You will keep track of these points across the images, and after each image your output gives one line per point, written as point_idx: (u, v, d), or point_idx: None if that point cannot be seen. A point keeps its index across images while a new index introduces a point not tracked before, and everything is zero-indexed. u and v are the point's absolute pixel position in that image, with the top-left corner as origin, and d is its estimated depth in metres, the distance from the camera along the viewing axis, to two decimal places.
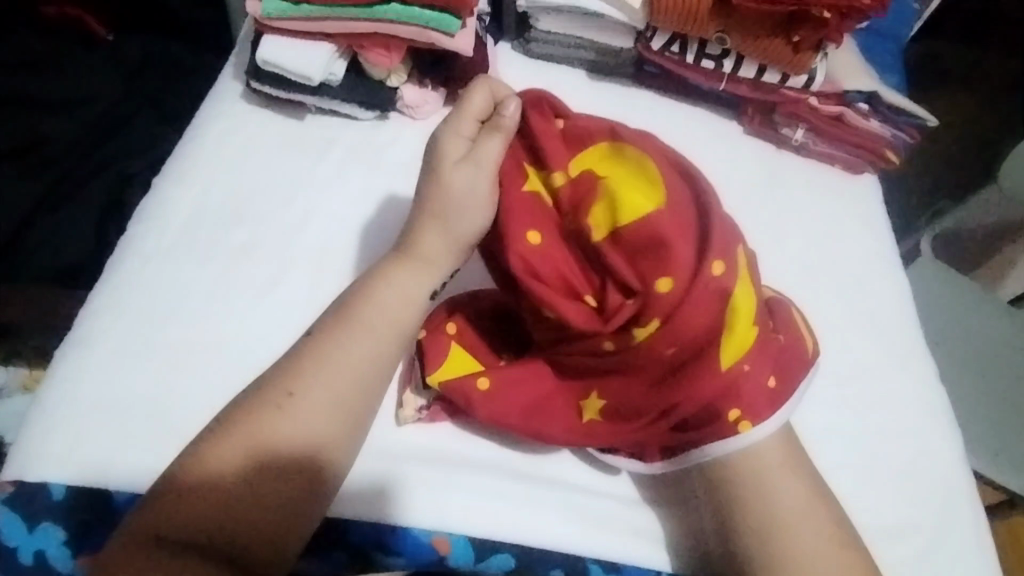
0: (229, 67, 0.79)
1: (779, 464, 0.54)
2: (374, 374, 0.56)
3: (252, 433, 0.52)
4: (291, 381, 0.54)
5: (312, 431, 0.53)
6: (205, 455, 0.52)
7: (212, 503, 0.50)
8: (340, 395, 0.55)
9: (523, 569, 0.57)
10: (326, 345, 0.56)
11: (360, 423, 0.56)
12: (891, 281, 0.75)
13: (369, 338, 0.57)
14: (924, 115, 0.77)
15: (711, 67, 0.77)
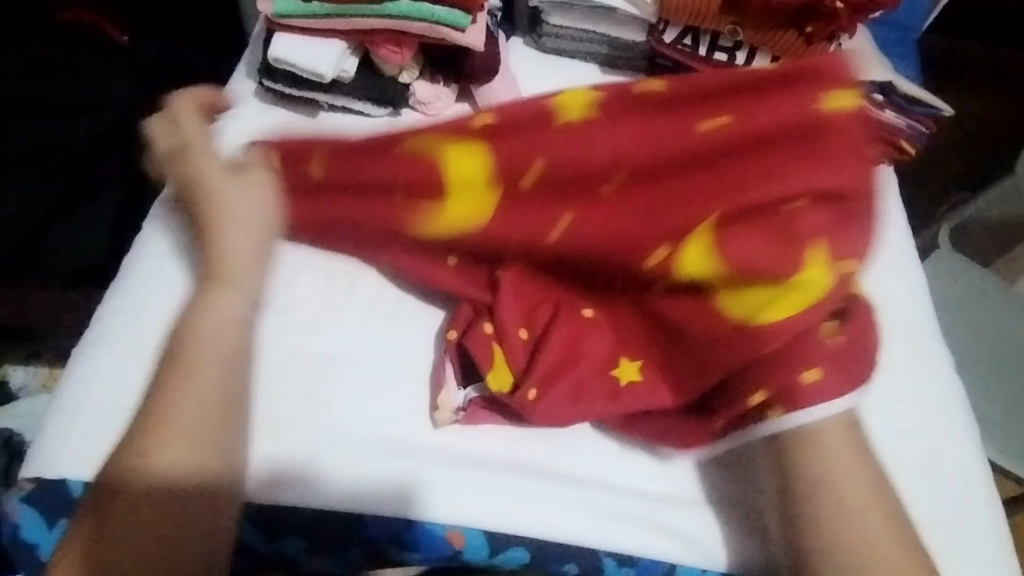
0: (242, 66, 0.79)
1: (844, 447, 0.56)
2: (219, 360, 0.58)
3: (127, 487, 0.54)
4: (166, 416, 0.56)
5: (195, 462, 0.55)
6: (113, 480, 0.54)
7: (116, 521, 0.53)
8: (220, 386, 0.58)
9: (537, 563, 0.59)
10: (148, 419, 0.56)
11: (230, 427, 0.57)
12: (908, 273, 0.74)
13: (208, 355, 0.58)
14: (939, 105, 0.77)
15: (723, 59, 0.76)
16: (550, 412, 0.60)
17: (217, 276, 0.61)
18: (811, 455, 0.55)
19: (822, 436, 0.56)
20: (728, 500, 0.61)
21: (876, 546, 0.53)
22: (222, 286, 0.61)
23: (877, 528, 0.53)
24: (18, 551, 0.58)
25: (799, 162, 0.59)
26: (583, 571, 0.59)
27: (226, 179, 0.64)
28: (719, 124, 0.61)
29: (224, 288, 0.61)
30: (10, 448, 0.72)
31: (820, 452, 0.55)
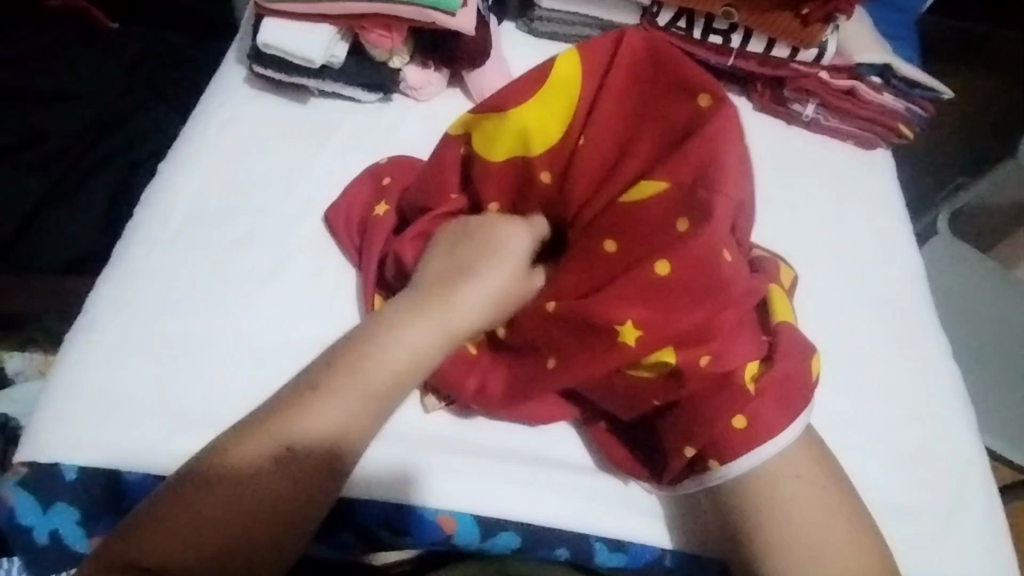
0: (233, 52, 0.79)
1: (793, 480, 0.53)
2: (408, 367, 0.55)
3: (243, 455, 0.50)
4: (301, 400, 0.53)
5: (342, 432, 0.52)
6: (246, 452, 0.50)
7: (238, 509, 0.49)
8: (395, 382, 0.55)
9: (528, 546, 0.59)
10: (350, 372, 0.54)
11: (390, 405, 0.55)
12: (905, 259, 0.74)
13: (414, 359, 0.56)
14: (939, 88, 0.76)
15: (717, 42, 0.76)
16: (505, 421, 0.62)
17: (432, 300, 0.58)
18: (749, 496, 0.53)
19: (762, 482, 0.53)
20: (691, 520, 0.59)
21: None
22: (430, 320, 0.57)
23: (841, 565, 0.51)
24: (13, 536, 0.59)
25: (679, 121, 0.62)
26: (574, 556, 0.59)
27: (513, 256, 0.61)
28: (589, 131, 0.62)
29: (436, 323, 0.57)
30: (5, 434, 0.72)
31: (775, 487, 0.53)
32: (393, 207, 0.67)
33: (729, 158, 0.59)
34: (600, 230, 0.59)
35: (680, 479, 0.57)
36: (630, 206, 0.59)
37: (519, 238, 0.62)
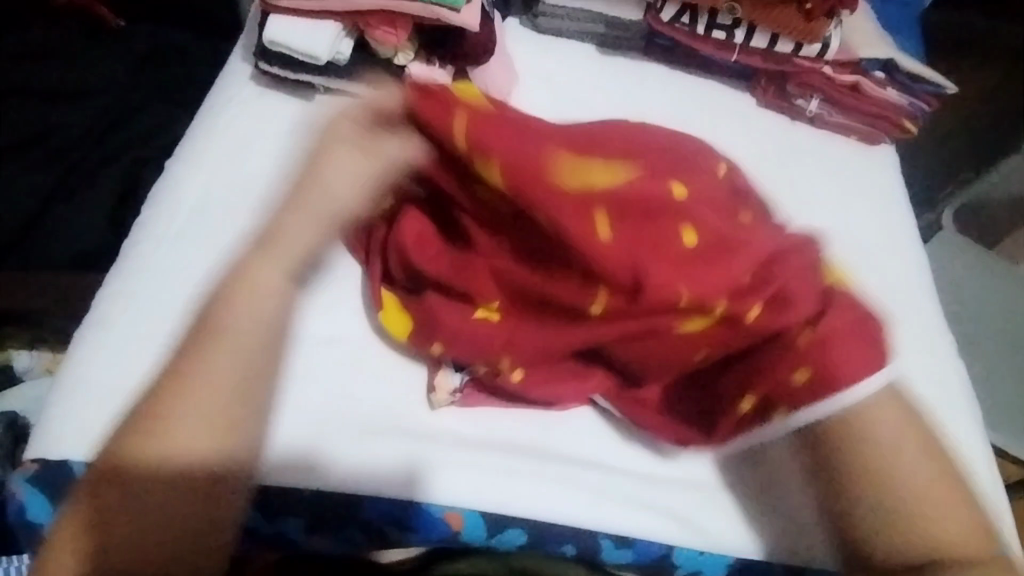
0: (240, 49, 0.79)
1: (889, 420, 0.57)
2: (257, 328, 0.59)
3: (116, 459, 0.54)
4: (176, 379, 0.57)
5: (195, 442, 0.54)
6: (132, 443, 0.54)
7: (169, 530, 0.53)
8: (247, 336, 0.59)
9: (534, 543, 0.59)
10: (205, 333, 0.59)
11: (247, 400, 0.57)
12: (909, 254, 0.74)
13: (232, 358, 0.58)
14: (943, 83, 0.76)
15: (722, 37, 0.75)
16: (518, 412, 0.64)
17: (212, 313, 0.59)
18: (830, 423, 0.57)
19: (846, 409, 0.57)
20: (698, 515, 0.61)
21: (937, 525, 0.55)
22: (270, 258, 0.62)
23: (947, 522, 0.55)
24: (23, 532, 0.59)
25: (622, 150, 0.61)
26: (580, 552, 0.59)
27: (374, 150, 0.62)
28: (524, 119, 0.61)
29: (218, 341, 0.58)
30: (12, 431, 0.72)
31: (874, 426, 0.57)
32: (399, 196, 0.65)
33: (698, 156, 0.63)
34: (593, 204, 0.57)
35: (732, 437, 0.61)
36: (626, 189, 0.58)
37: (347, 155, 0.63)
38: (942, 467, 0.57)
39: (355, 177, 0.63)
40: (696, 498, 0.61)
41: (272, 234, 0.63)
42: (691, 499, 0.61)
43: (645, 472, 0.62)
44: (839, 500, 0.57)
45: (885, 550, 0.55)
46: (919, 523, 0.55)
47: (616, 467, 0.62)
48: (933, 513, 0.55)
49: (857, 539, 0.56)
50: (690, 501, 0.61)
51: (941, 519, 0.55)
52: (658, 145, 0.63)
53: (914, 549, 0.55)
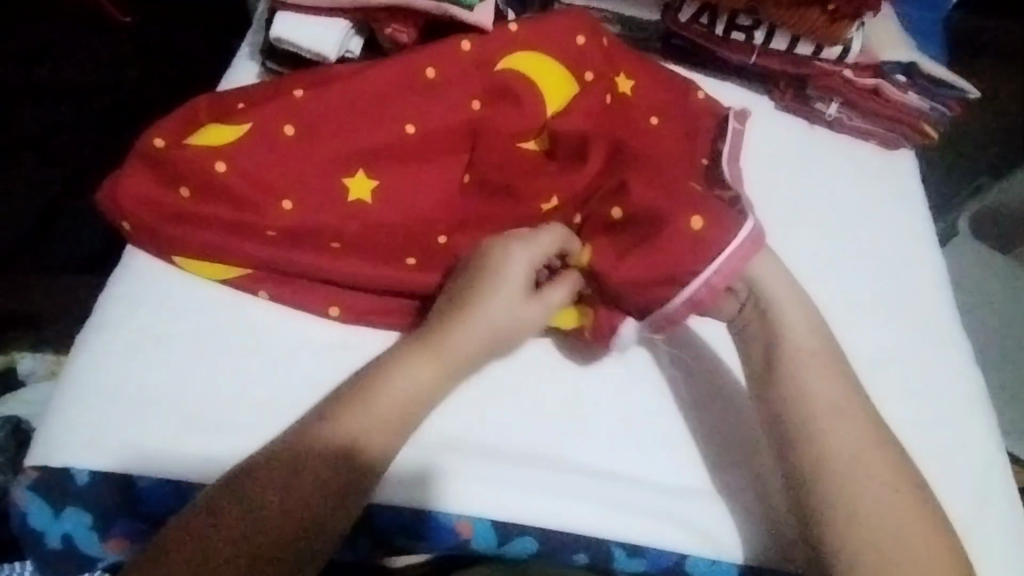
0: (246, 47, 0.77)
1: (805, 330, 0.60)
2: (412, 402, 0.55)
3: (239, 492, 0.50)
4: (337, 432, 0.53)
5: (362, 437, 0.53)
6: (256, 480, 0.50)
7: (242, 517, 0.49)
8: (406, 415, 0.55)
9: (545, 552, 0.58)
10: (347, 400, 0.54)
11: (407, 428, 0.55)
12: (928, 261, 0.73)
13: (438, 368, 0.57)
14: (966, 87, 0.74)
15: (740, 39, 0.74)
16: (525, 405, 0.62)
17: (463, 321, 0.58)
18: (783, 344, 0.59)
19: (794, 342, 0.59)
20: (713, 524, 0.59)
21: (889, 521, 0.52)
22: (432, 358, 0.57)
23: (885, 500, 0.52)
24: (25, 538, 0.58)
25: (454, 62, 0.68)
26: (592, 561, 0.59)
27: (523, 265, 0.60)
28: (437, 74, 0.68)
29: (434, 361, 0.57)
30: (16, 437, 0.70)
31: (797, 353, 0.58)
32: (315, 129, 0.66)
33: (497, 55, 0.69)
34: (495, 130, 0.68)
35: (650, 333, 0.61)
36: (517, 114, 0.68)
37: (519, 258, 0.60)
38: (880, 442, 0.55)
39: (530, 273, 0.60)
40: (711, 510, 0.60)
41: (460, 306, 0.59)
42: (707, 511, 0.59)
43: (658, 480, 0.61)
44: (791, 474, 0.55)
45: (835, 531, 0.52)
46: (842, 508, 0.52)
47: (630, 475, 0.60)
48: (849, 449, 0.54)
49: (795, 465, 0.55)
50: (707, 511, 0.59)
51: (856, 454, 0.54)
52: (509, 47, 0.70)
53: (825, 484, 0.53)
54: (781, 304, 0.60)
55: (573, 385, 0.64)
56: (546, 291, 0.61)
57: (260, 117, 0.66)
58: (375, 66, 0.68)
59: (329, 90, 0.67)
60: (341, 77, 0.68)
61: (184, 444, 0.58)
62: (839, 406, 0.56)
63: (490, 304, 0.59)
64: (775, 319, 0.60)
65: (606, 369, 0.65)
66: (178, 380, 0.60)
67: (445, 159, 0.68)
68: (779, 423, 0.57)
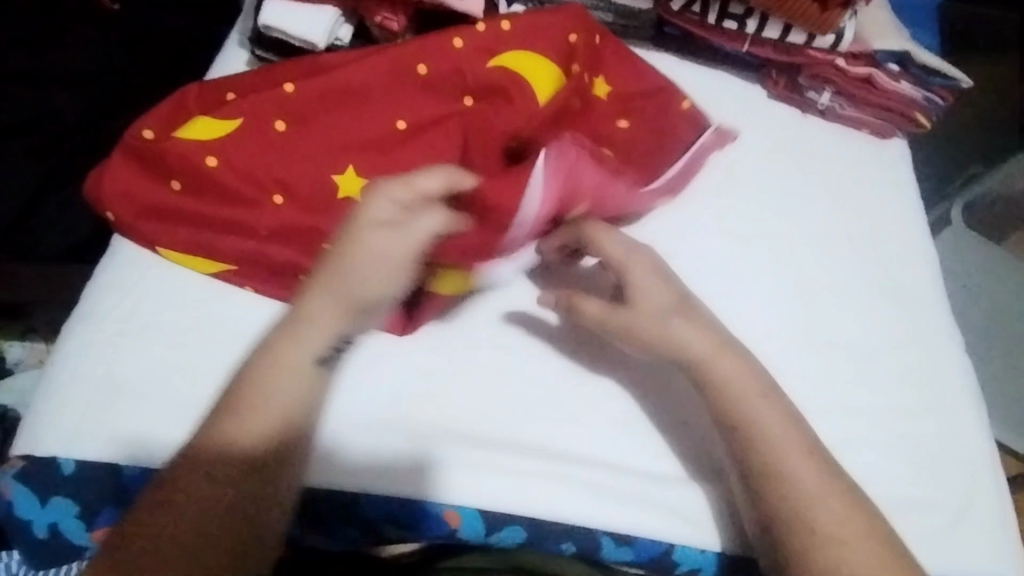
0: (235, 35, 0.76)
1: (754, 385, 0.55)
2: (309, 391, 0.54)
3: (143, 533, 0.48)
4: (223, 452, 0.51)
5: (239, 434, 0.51)
6: (145, 516, 0.49)
7: (147, 566, 0.47)
8: (292, 415, 0.53)
9: (533, 541, 0.59)
10: (231, 410, 0.52)
11: (303, 426, 0.53)
12: (920, 250, 0.73)
13: (301, 343, 0.54)
14: (959, 76, 0.74)
15: (734, 27, 0.74)
16: (520, 393, 0.62)
17: (325, 281, 0.55)
18: (741, 426, 0.54)
19: (760, 418, 0.54)
20: (702, 510, 0.59)
21: None
22: (299, 335, 0.54)
23: (870, 566, 0.49)
24: (13, 527, 0.58)
25: (441, 53, 0.68)
26: (580, 550, 0.59)
27: (379, 216, 0.56)
28: (422, 69, 0.68)
29: (326, 340, 0.54)
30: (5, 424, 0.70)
31: (749, 410, 0.54)
32: (300, 121, 0.66)
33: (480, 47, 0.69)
34: (470, 118, 0.67)
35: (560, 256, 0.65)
36: (499, 106, 0.68)
37: (382, 201, 0.56)
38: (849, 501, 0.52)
39: (392, 212, 0.56)
40: (701, 500, 0.60)
41: (320, 272, 0.56)
42: (698, 499, 0.60)
43: (649, 470, 0.61)
44: (770, 539, 0.52)
45: None
46: (828, 572, 0.49)
47: (619, 464, 0.60)
48: (832, 541, 0.50)
49: (778, 549, 0.51)
50: (698, 499, 0.60)
51: (842, 545, 0.50)
52: (493, 38, 0.69)
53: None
54: (731, 375, 0.56)
55: (563, 378, 0.64)
56: (409, 219, 0.56)
57: (247, 111, 0.66)
58: (359, 58, 0.68)
59: (313, 82, 0.67)
60: (332, 67, 0.68)
61: (171, 433, 0.58)
62: (823, 494, 0.52)
63: (354, 256, 0.55)
64: (728, 394, 0.55)
65: (596, 362, 0.64)
66: (165, 372, 0.60)
67: (427, 144, 0.66)
68: (756, 513, 0.53)
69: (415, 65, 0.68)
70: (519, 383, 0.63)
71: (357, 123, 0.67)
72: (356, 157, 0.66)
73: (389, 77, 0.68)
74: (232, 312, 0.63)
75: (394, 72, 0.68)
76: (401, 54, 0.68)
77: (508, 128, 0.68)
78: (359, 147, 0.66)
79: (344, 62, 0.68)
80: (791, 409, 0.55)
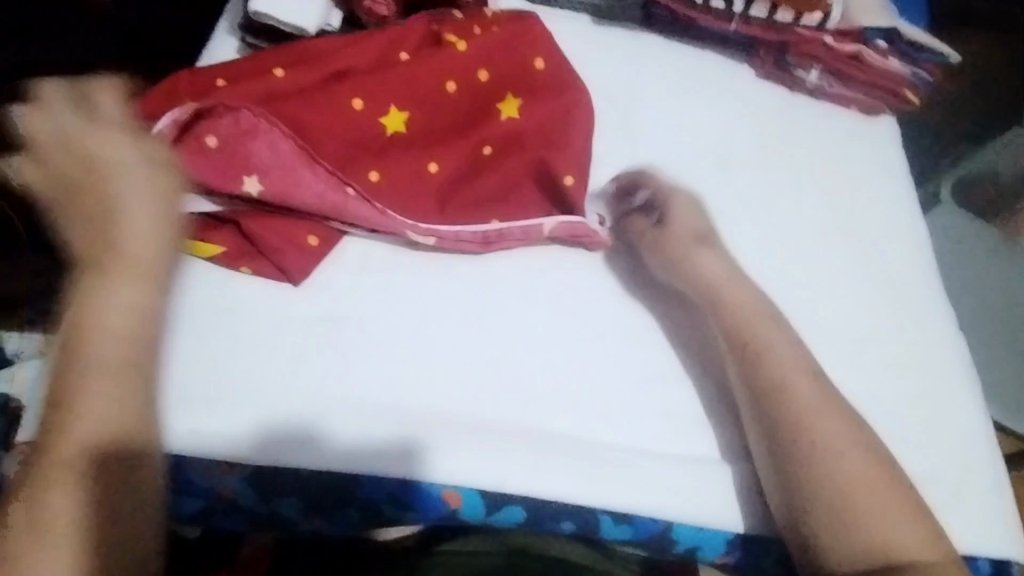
0: (224, 23, 0.76)
1: (780, 336, 0.60)
2: (124, 336, 0.55)
3: (54, 490, 0.49)
4: (90, 401, 0.52)
5: (105, 393, 0.53)
6: (42, 477, 0.50)
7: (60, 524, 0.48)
8: (117, 367, 0.54)
9: (532, 521, 0.59)
10: (77, 363, 0.53)
11: (136, 373, 0.55)
12: (911, 227, 0.73)
13: (129, 285, 0.57)
14: (946, 52, 0.75)
15: (721, 7, 0.76)
16: (521, 375, 0.63)
17: (72, 182, 0.58)
18: (781, 389, 0.57)
19: (783, 366, 0.58)
20: (699, 484, 0.60)
21: (890, 526, 0.52)
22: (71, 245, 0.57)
23: (883, 509, 0.52)
24: None
25: (422, 42, 0.73)
26: (579, 529, 0.59)
27: (59, 129, 0.59)
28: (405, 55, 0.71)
29: (124, 281, 0.56)
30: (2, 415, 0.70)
31: (775, 359, 0.58)
32: (288, 104, 0.67)
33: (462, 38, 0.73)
34: (435, 103, 0.71)
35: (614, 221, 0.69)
36: (465, 93, 0.72)
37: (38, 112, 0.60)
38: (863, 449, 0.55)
39: (69, 119, 0.60)
40: (698, 474, 0.61)
41: (58, 176, 0.58)
42: (695, 474, 0.61)
43: (646, 448, 0.62)
44: (787, 483, 0.54)
45: (840, 542, 0.51)
46: (844, 511, 0.52)
47: (616, 442, 0.61)
48: (866, 503, 0.52)
49: (795, 494, 0.54)
50: (695, 474, 0.61)
51: (869, 505, 0.52)
52: (470, 29, 0.74)
53: (847, 540, 0.51)
54: (771, 341, 0.59)
55: (558, 359, 0.64)
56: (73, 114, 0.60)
57: (234, 93, 0.66)
58: (346, 43, 0.70)
59: (301, 66, 0.68)
60: (325, 53, 0.69)
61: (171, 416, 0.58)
62: (838, 439, 0.55)
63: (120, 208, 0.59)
64: (764, 360, 0.58)
65: (589, 345, 0.65)
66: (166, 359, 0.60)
67: (410, 130, 0.69)
68: (774, 460, 0.55)
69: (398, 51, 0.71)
70: (519, 365, 0.64)
71: (340, 104, 0.67)
72: (339, 139, 0.67)
73: (372, 61, 0.70)
74: (234, 300, 0.63)
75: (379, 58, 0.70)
76: (383, 40, 0.71)
77: (484, 114, 0.71)
78: (346, 130, 0.67)
79: (331, 45, 0.70)
80: (809, 360, 0.59)
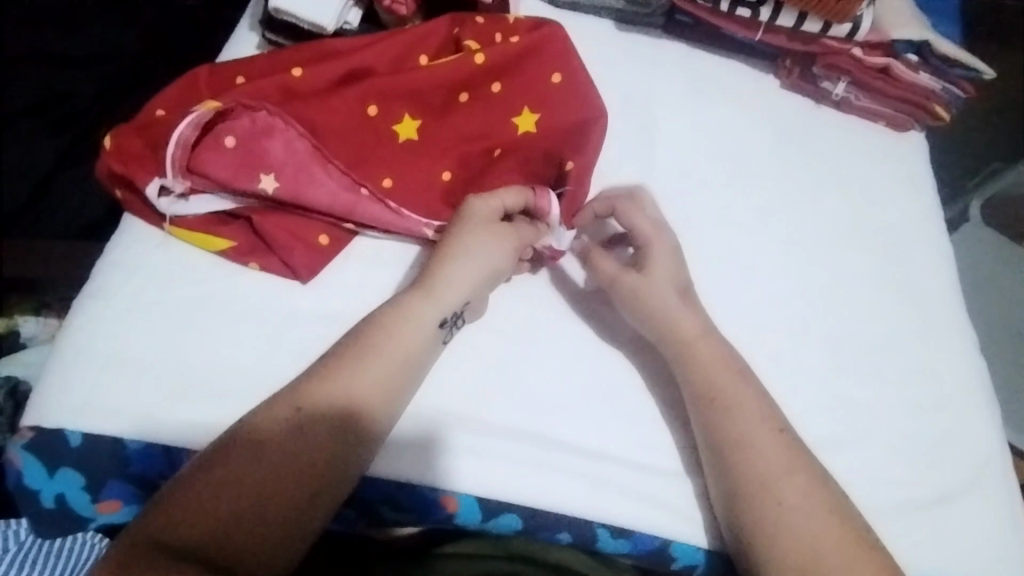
0: (246, 19, 0.77)
1: (740, 386, 0.57)
2: (407, 358, 0.56)
3: (235, 452, 0.49)
4: (342, 394, 0.52)
5: (354, 391, 0.53)
6: (250, 442, 0.50)
7: (228, 482, 0.48)
8: (385, 381, 0.54)
9: (529, 529, 0.58)
10: (354, 355, 0.54)
11: (396, 390, 0.55)
12: (936, 245, 0.71)
13: (422, 306, 0.57)
14: (980, 67, 0.73)
15: (746, 16, 0.72)
16: (524, 381, 0.62)
17: None
18: (748, 445, 0.54)
19: (746, 417, 0.55)
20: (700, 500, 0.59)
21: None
22: None
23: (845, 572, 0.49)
24: (20, 497, 0.59)
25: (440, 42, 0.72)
26: (576, 539, 0.58)
27: None
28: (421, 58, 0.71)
29: (424, 300, 0.58)
30: (15, 397, 0.71)
31: (736, 413, 0.55)
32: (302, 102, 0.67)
33: (479, 38, 0.72)
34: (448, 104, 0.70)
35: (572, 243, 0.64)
36: (480, 92, 0.70)
37: None
38: (828, 505, 0.52)
39: None
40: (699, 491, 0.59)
41: None
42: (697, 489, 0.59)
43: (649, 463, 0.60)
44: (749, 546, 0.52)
45: None
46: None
47: (619, 454, 0.60)
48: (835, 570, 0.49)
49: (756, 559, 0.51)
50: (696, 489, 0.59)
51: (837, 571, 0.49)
52: (488, 27, 0.73)
53: None
54: (736, 393, 0.56)
55: (565, 367, 0.63)
56: None
57: (250, 91, 0.67)
58: (364, 42, 0.70)
59: (317, 65, 0.68)
60: (341, 53, 0.69)
61: (173, 409, 0.59)
62: (801, 497, 0.52)
63: (466, 237, 0.60)
64: (732, 412, 0.56)
65: (598, 354, 0.64)
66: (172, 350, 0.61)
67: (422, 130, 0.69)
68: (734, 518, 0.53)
69: (413, 52, 0.71)
70: (524, 370, 0.62)
71: (352, 105, 0.68)
72: (349, 139, 0.67)
73: (388, 61, 0.70)
74: (243, 293, 0.64)
75: (393, 57, 0.70)
76: (400, 39, 0.71)
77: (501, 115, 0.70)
78: (359, 130, 0.68)
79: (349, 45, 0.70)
80: (773, 411, 0.57)
